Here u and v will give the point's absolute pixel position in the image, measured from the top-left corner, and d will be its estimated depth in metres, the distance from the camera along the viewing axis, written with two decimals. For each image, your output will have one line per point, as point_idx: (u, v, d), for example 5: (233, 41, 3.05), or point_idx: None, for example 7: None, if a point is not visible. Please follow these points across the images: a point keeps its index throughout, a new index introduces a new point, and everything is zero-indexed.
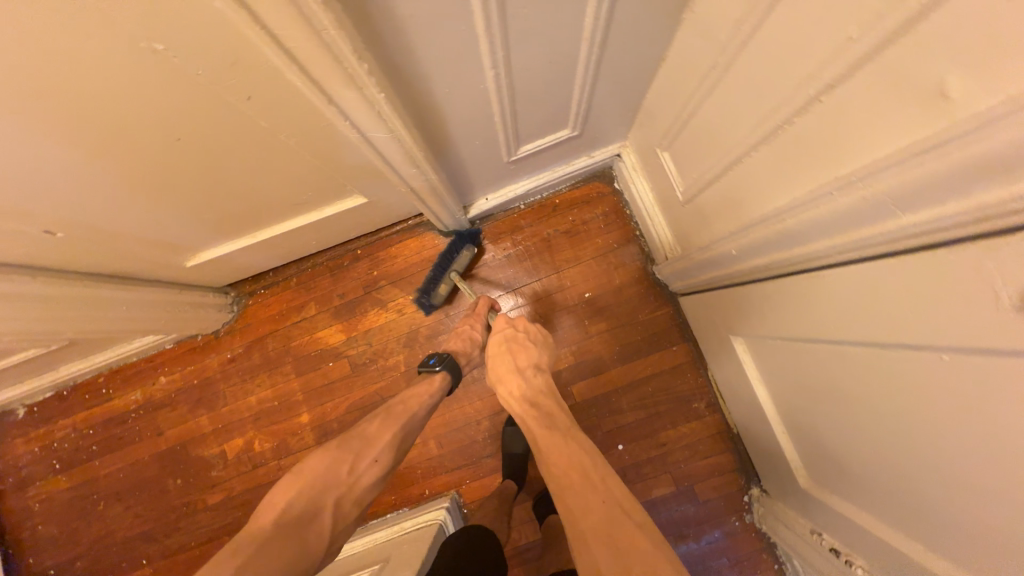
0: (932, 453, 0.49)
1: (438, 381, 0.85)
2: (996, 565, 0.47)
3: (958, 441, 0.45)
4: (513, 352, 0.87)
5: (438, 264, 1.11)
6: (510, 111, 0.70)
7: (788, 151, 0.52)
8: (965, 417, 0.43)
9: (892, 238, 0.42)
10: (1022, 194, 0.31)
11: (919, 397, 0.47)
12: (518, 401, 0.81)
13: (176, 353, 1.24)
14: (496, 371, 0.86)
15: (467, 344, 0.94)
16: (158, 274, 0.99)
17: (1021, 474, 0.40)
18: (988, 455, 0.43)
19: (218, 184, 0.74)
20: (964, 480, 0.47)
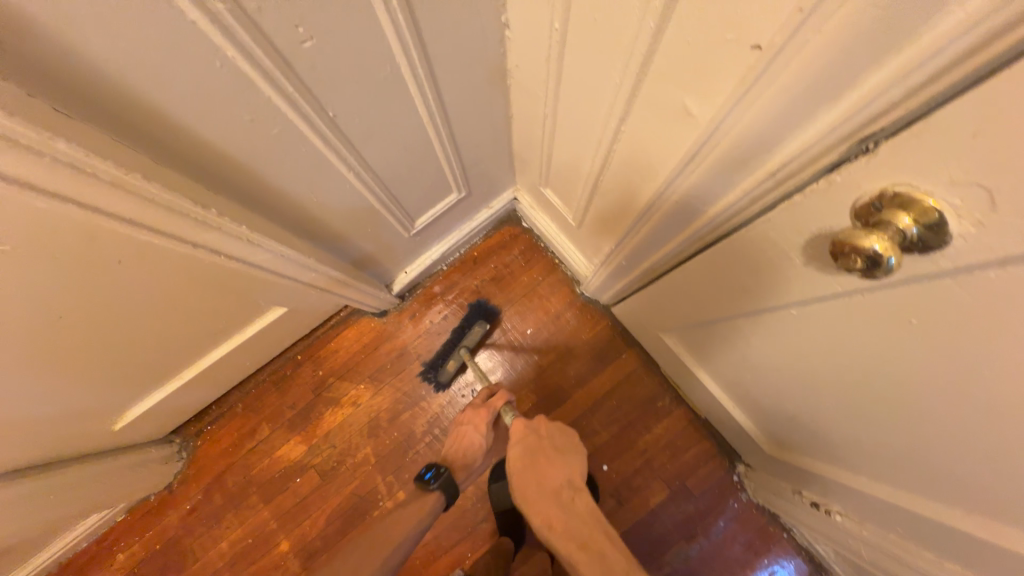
0: (830, 393, 0.54)
1: (431, 503, 0.77)
2: (921, 478, 0.51)
3: (840, 378, 0.50)
4: (594, 544, 0.65)
5: (448, 342, 1.16)
6: (388, 196, 0.75)
7: (623, 170, 0.59)
8: (832, 356, 0.48)
9: (712, 227, 0.49)
10: (762, 178, 0.37)
11: (799, 348, 0.52)
12: (556, 533, 0.68)
13: (130, 523, 1.14)
14: (523, 489, 0.73)
15: (469, 451, 0.85)
16: (85, 449, 0.93)
17: (888, 393, 0.45)
18: (864, 383, 0.47)
19: (122, 343, 0.72)
20: (862, 410, 0.51)
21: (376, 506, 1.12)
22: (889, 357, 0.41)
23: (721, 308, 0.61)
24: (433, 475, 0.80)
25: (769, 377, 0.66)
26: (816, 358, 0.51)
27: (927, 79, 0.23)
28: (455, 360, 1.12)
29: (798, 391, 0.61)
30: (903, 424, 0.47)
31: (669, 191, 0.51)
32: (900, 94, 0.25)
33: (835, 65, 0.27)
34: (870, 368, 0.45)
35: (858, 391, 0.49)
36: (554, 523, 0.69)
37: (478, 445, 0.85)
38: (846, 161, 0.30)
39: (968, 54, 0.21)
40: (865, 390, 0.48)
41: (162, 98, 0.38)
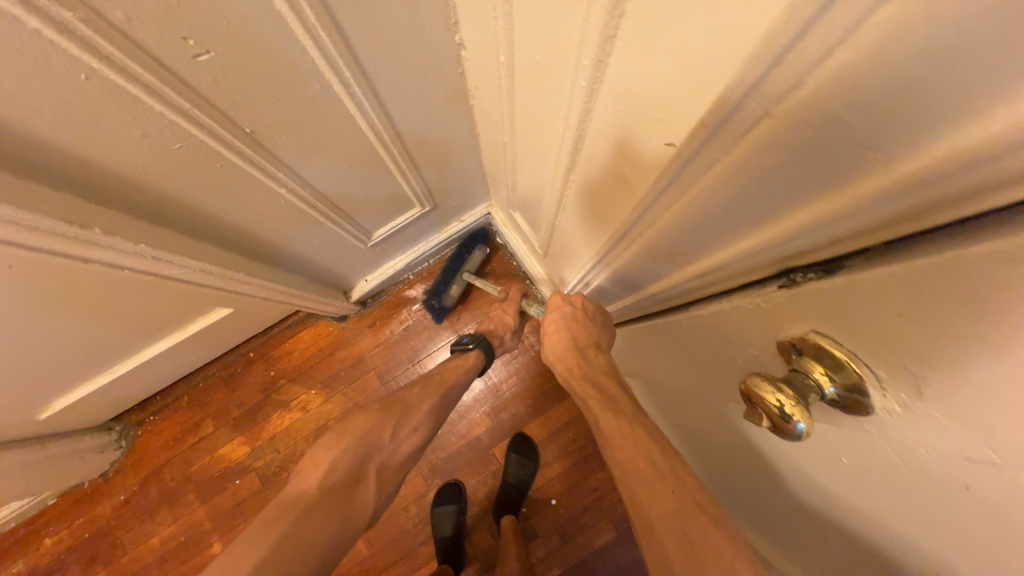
0: (768, 490, 0.49)
1: (467, 357, 0.84)
2: None
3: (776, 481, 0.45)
4: (572, 323, 0.67)
5: (448, 268, 1.08)
6: (334, 210, 0.70)
7: (580, 216, 0.55)
8: (765, 461, 0.44)
9: (656, 300, 0.44)
10: (691, 274, 0.33)
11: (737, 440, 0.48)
12: (579, 385, 0.63)
13: (61, 508, 1.11)
14: (551, 350, 0.69)
15: (498, 327, 0.94)
16: (7, 437, 0.88)
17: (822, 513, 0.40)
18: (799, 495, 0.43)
19: (37, 343, 0.68)
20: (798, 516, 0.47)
21: None
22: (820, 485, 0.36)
23: (671, 377, 0.57)
24: (471, 339, 0.87)
25: (714, 449, 0.62)
26: (750, 456, 0.47)
27: (851, 230, 0.19)
28: (457, 284, 1.08)
29: (740, 476, 0.56)
30: None
31: (611, 256, 0.46)
32: (823, 237, 0.20)
33: (761, 186, 0.22)
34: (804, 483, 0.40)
35: (785, 506, 0.44)
36: (575, 371, 0.65)
37: (507, 322, 0.94)
38: (771, 285, 0.26)
39: (899, 216, 0.17)
40: (786, 508, 0.43)
41: (11, 111, 0.33)
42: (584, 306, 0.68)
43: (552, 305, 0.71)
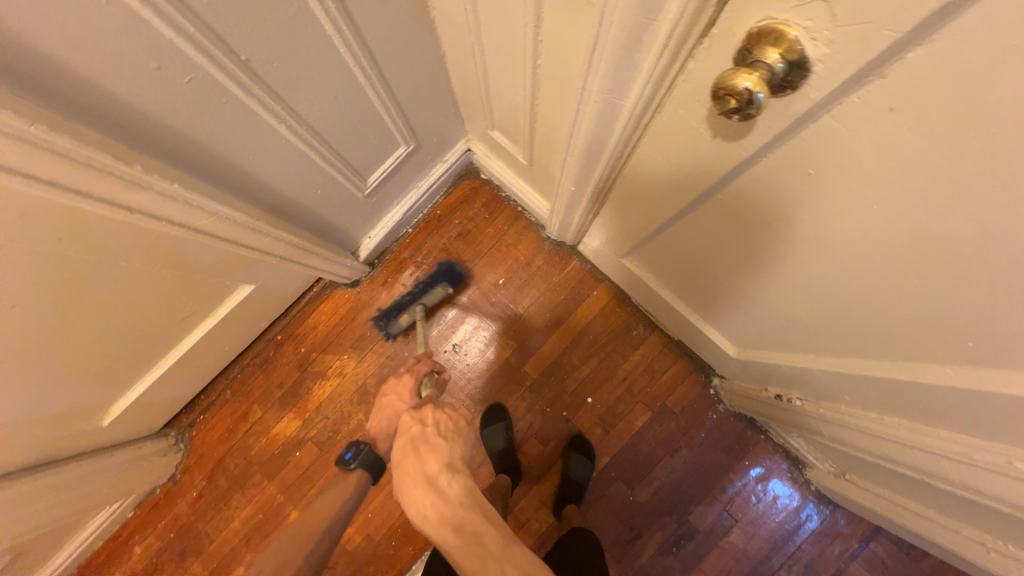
0: (766, 275, 0.57)
1: (355, 480, 0.74)
2: (852, 341, 0.55)
3: (770, 256, 0.53)
4: (421, 448, 0.64)
5: (409, 293, 1.19)
6: (331, 151, 0.75)
7: (549, 90, 0.60)
8: (760, 236, 0.51)
9: (635, 126, 0.50)
10: (658, 55, 0.38)
11: (733, 235, 0.55)
12: (432, 517, 0.57)
13: (142, 517, 1.17)
14: (401, 479, 0.62)
15: (391, 420, 0.78)
16: (78, 448, 0.93)
17: (807, 259, 0.48)
18: (786, 256, 0.50)
19: (90, 335, 0.72)
20: (789, 283, 0.55)
21: None
22: (799, 222, 0.44)
23: (665, 210, 0.62)
24: (353, 454, 0.75)
25: (716, 274, 0.69)
26: (745, 237, 0.54)
27: None
28: (410, 314, 1.18)
29: (744, 279, 0.64)
30: (825, 288, 0.50)
31: (585, 98, 0.50)
32: None
33: None
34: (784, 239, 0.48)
35: (787, 263, 0.51)
36: (430, 512, 0.58)
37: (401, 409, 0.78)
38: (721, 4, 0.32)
39: None
40: (789, 260, 0.51)
41: (48, 44, 0.37)
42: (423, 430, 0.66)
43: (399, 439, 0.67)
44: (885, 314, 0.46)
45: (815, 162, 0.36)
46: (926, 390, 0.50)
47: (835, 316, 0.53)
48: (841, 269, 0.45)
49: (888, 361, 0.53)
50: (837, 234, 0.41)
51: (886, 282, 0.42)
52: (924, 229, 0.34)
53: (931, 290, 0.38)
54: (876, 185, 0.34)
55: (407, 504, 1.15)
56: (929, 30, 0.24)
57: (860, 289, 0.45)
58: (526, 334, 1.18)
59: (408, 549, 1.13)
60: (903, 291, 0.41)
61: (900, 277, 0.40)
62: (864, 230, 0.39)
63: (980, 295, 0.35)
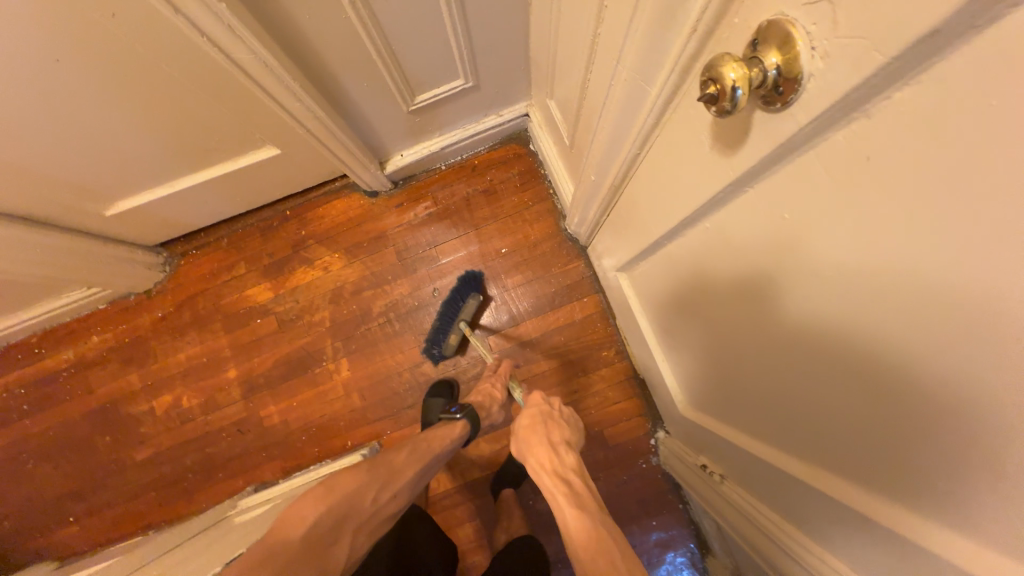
0: (727, 326, 0.54)
1: (455, 432, 0.90)
2: (779, 425, 0.52)
3: (734, 305, 0.50)
4: (548, 422, 0.81)
5: (444, 317, 1.09)
6: (386, 47, 0.76)
7: (598, 63, 0.58)
8: (732, 278, 0.48)
9: (654, 118, 0.48)
10: (687, 38, 0.36)
11: (710, 271, 0.53)
12: (550, 475, 0.71)
13: (109, 313, 1.27)
14: (526, 442, 0.77)
15: (488, 399, 1.00)
16: (77, 223, 1.01)
17: (762, 315, 0.45)
18: (746, 308, 0.48)
19: (117, 121, 0.78)
20: (743, 342, 0.52)
21: (314, 365, 1.20)
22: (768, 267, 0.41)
23: (659, 224, 0.59)
24: (460, 409, 0.93)
25: (688, 317, 0.66)
26: (720, 275, 0.50)
27: None
28: (457, 332, 1.11)
29: (709, 326, 0.60)
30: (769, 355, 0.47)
31: (620, 72, 0.48)
32: None
33: None
34: (749, 285, 0.45)
35: (746, 316, 0.48)
36: (547, 464, 0.73)
37: (495, 396, 0.99)
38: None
39: None
40: (748, 313, 0.48)
41: None
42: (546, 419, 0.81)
43: (529, 410, 0.84)
44: (814, 404, 0.43)
45: (799, 199, 0.34)
46: (825, 503, 0.47)
47: (771, 390, 0.50)
48: (792, 338, 0.41)
49: (803, 460, 0.49)
50: (797, 291, 0.38)
51: (823, 365, 0.39)
52: (875, 311, 0.31)
53: (859, 387, 0.35)
54: (844, 244, 0.31)
55: (331, 410, 1.19)
56: (933, 57, 0.21)
57: (800, 365, 0.42)
58: (506, 310, 1.17)
59: (313, 450, 1.17)
60: (834, 379, 0.38)
61: (838, 363, 0.37)
62: (820, 295, 0.36)
63: (901, 406, 0.32)
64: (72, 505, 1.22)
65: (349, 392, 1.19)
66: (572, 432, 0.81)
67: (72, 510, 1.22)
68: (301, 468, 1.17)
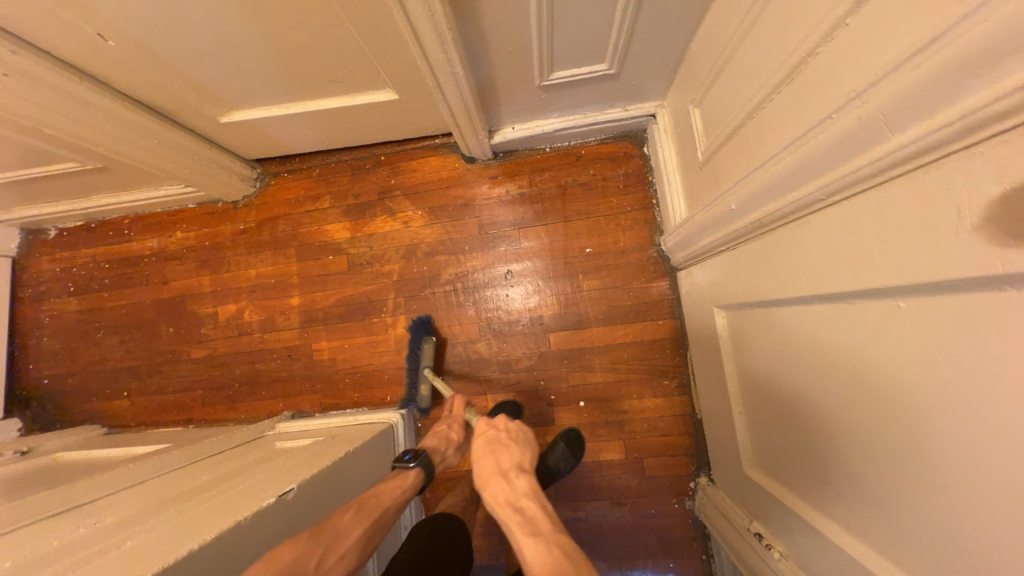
0: (849, 410, 0.50)
1: (409, 478, 0.77)
2: (889, 532, 0.47)
3: (875, 395, 0.46)
4: (499, 447, 0.75)
5: (410, 375, 1.12)
6: (549, 14, 0.71)
7: (803, 88, 0.51)
8: (887, 368, 0.44)
9: (877, 168, 0.41)
10: (1006, 93, 0.30)
11: (852, 349, 0.48)
12: (505, 509, 0.64)
13: (197, 213, 1.31)
14: (480, 475, 0.71)
15: (442, 444, 0.90)
16: (193, 123, 1.02)
17: (920, 416, 0.41)
18: (895, 403, 0.43)
19: (262, 33, 0.77)
20: (871, 436, 0.47)
21: (373, 313, 1.21)
22: (961, 378, 0.36)
23: (797, 285, 0.56)
24: (412, 456, 0.81)
25: (800, 385, 0.61)
26: (825, 358, 0.53)
27: None
28: (423, 381, 1.09)
29: (795, 396, 0.62)
30: (910, 460, 0.43)
31: (853, 106, 0.41)
32: None
33: None
34: (915, 385, 0.41)
35: (840, 403, 0.52)
36: (502, 499, 0.65)
37: (450, 439, 0.92)
38: None
39: None
40: (845, 402, 0.51)
41: None
42: (520, 471, 0.70)
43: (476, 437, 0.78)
44: (888, 507, 0.47)
45: (941, 336, 0.38)
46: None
47: (897, 497, 0.45)
48: (889, 444, 0.45)
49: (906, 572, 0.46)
50: (909, 408, 0.42)
51: (947, 482, 0.39)
52: (988, 456, 0.35)
53: (989, 515, 0.36)
54: (1012, 392, 0.33)
55: (378, 361, 1.19)
56: None
57: (886, 468, 0.46)
58: (576, 311, 1.12)
59: (352, 394, 1.19)
60: (927, 497, 0.42)
61: (941, 487, 0.40)
62: (932, 420, 0.40)
63: None
64: (126, 381, 1.30)
65: (399, 349, 1.19)
66: (525, 454, 0.74)
67: (126, 385, 1.30)
68: (338, 408, 1.19)
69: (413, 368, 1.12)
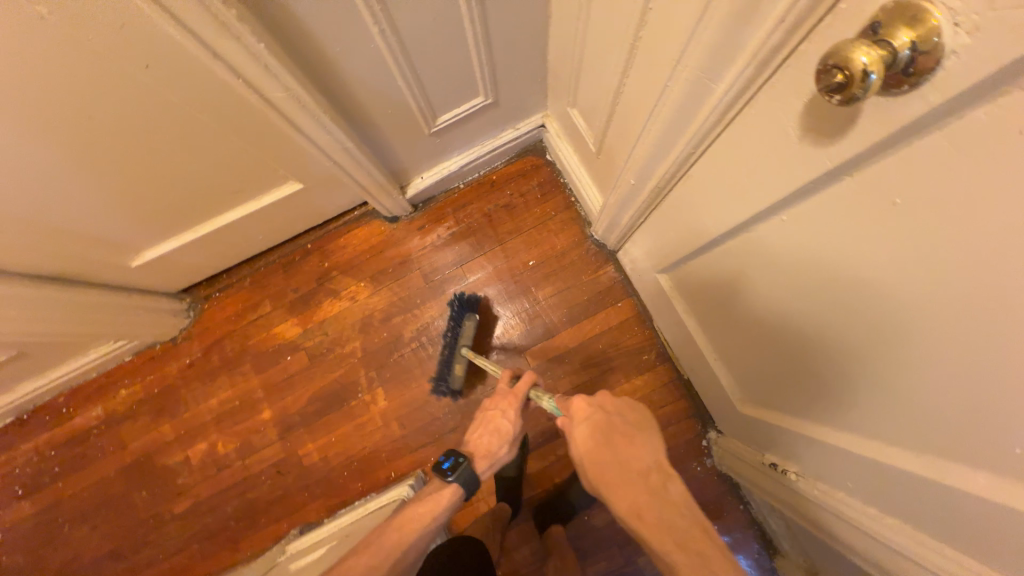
0: (792, 318, 0.55)
1: (445, 499, 0.73)
2: (865, 412, 0.51)
3: (803, 297, 0.50)
4: (615, 438, 0.61)
5: (447, 346, 1.08)
6: (412, 73, 0.76)
7: (642, 66, 0.57)
8: (801, 272, 0.48)
9: (720, 113, 0.47)
10: (774, 29, 0.36)
11: (771, 266, 0.53)
12: (646, 525, 0.53)
13: (137, 364, 1.25)
14: (601, 480, 0.59)
15: (493, 442, 0.76)
16: (105, 276, 0.99)
17: (840, 301, 0.45)
18: (819, 297, 0.48)
19: (146, 170, 0.77)
20: (816, 333, 0.51)
21: (350, 397, 1.18)
22: (849, 259, 0.41)
23: (707, 229, 0.62)
24: (452, 470, 0.73)
25: (748, 313, 0.65)
26: (778, 280, 0.53)
27: None
28: (460, 359, 1.06)
29: (755, 322, 0.65)
30: (849, 342, 0.47)
31: (677, 72, 0.47)
32: None
33: None
34: (824, 276, 0.45)
35: (807, 317, 0.51)
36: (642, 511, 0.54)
37: (502, 432, 0.77)
38: None
39: None
40: (811, 314, 0.51)
41: None
42: (664, 473, 0.58)
43: (580, 424, 0.64)
44: (890, 401, 0.46)
45: (834, 229, 0.41)
46: (950, 501, 0.44)
47: (855, 377, 0.49)
48: (866, 340, 0.45)
49: (892, 445, 0.49)
50: (841, 300, 0.45)
51: (881, 350, 0.43)
52: (930, 321, 0.37)
53: (919, 365, 0.40)
54: (886, 255, 0.37)
55: (372, 441, 1.16)
56: None
57: (872, 365, 0.45)
58: (542, 322, 1.15)
59: (357, 485, 1.15)
60: (873, 369, 0.46)
61: (879, 357, 0.44)
62: (891, 304, 0.40)
63: (997, 376, 0.33)
64: (111, 566, 1.18)
65: (388, 422, 1.16)
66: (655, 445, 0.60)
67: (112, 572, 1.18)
68: (347, 505, 1.14)
69: (450, 343, 1.08)
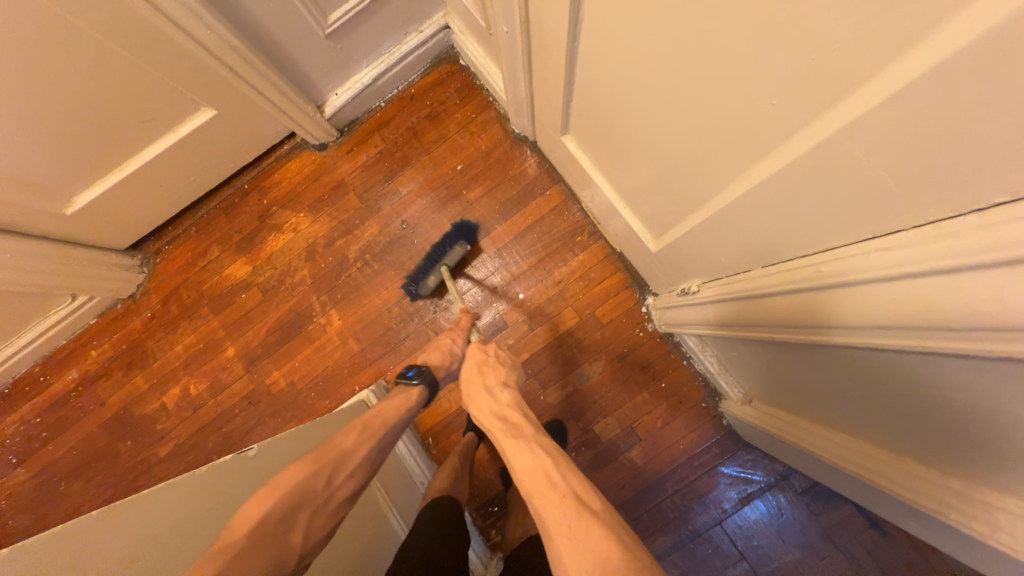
0: (638, 93, 0.59)
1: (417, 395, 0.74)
2: (707, 157, 0.55)
3: (633, 58, 0.55)
4: (487, 367, 0.72)
5: (430, 255, 1.11)
6: None
7: None
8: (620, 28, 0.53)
9: None
10: None
11: (607, 45, 0.58)
12: (494, 424, 0.62)
13: (102, 325, 1.29)
14: (469, 391, 0.69)
15: (448, 356, 0.83)
16: (45, 226, 1.04)
17: (648, 39, 0.50)
18: (639, 47, 0.52)
19: (48, 100, 0.81)
20: (654, 93, 0.56)
21: (307, 321, 1.23)
22: None
23: (562, 40, 0.66)
24: (416, 373, 0.76)
25: (620, 122, 0.69)
26: (627, 24, 0.51)
27: None
28: (435, 274, 1.10)
29: (626, 130, 0.69)
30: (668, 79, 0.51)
31: None
32: None
33: None
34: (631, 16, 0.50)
35: (658, 48, 0.49)
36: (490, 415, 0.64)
37: (455, 349, 0.85)
38: None
39: None
40: (659, 41, 0.48)
41: None
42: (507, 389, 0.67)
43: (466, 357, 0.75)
44: (779, 55, 0.37)
45: None
46: (829, 159, 0.40)
47: (685, 119, 0.53)
48: (699, 25, 0.42)
49: (731, 176, 0.53)
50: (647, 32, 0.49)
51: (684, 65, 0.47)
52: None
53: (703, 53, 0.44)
54: None
55: (333, 359, 1.21)
56: None
57: (754, 0, 0.36)
58: (476, 220, 1.18)
59: (325, 402, 1.20)
60: (689, 94, 0.50)
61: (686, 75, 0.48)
62: None
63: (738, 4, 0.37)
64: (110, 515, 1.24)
65: (346, 339, 1.21)
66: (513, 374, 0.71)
67: None
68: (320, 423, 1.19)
69: (434, 252, 1.10)
